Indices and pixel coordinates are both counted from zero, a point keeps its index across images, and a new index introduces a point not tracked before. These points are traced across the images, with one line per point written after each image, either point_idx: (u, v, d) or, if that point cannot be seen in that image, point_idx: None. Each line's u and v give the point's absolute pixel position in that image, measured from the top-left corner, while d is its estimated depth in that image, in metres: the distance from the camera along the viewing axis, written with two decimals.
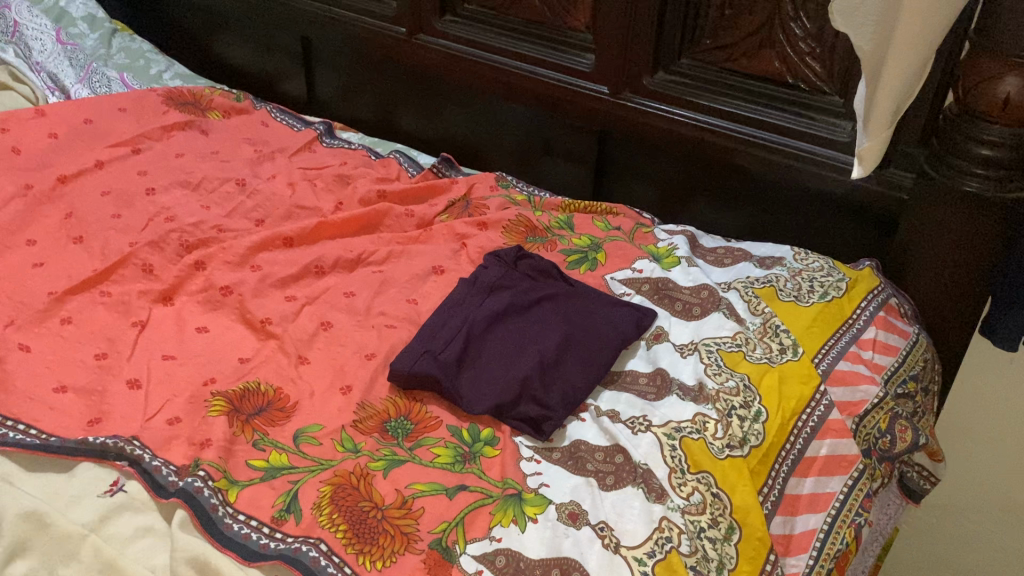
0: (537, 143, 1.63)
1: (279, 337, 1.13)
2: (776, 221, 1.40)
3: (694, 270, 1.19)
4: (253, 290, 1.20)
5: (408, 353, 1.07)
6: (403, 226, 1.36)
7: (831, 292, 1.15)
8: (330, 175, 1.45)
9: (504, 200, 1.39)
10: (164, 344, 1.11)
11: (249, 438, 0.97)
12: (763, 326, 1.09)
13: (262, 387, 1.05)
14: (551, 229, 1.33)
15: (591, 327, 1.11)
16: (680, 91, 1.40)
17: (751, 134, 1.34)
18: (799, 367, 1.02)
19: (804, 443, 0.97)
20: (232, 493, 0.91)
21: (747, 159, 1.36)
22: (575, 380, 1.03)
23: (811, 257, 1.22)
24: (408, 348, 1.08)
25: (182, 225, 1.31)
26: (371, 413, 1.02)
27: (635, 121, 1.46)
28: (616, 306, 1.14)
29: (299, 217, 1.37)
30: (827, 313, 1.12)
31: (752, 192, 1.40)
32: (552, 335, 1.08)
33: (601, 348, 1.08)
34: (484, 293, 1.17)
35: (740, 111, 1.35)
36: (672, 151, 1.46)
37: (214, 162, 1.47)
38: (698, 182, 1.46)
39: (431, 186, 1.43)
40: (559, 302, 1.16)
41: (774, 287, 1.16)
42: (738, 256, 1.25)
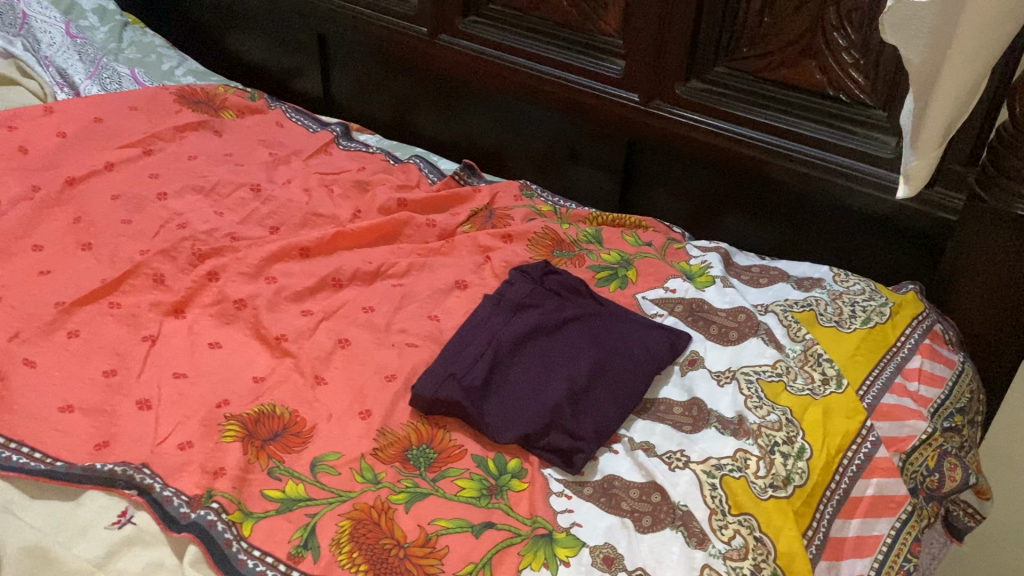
0: (561, 149, 1.58)
1: (295, 355, 1.08)
2: (811, 238, 1.35)
3: (730, 290, 1.14)
4: (268, 304, 1.15)
5: (431, 376, 1.02)
6: (424, 236, 1.30)
7: (874, 317, 1.10)
8: (348, 181, 1.40)
9: (528, 210, 1.34)
10: (176, 361, 1.06)
11: (265, 466, 0.93)
12: (804, 353, 1.04)
13: (278, 410, 1.00)
14: (578, 242, 1.27)
15: (624, 351, 1.05)
16: (714, 101, 1.35)
17: (790, 148, 1.29)
18: (844, 401, 0.97)
19: (849, 482, 0.92)
20: (247, 526, 0.86)
21: (785, 174, 1.31)
22: (607, 409, 0.98)
23: (851, 280, 1.17)
24: (431, 371, 1.03)
25: (195, 232, 1.26)
26: (392, 440, 0.97)
27: (666, 130, 1.40)
28: (649, 328, 1.09)
29: (316, 225, 1.32)
30: (870, 340, 1.07)
31: (788, 208, 1.35)
32: (583, 359, 1.03)
33: (634, 374, 1.03)
34: (510, 312, 1.12)
35: (777, 123, 1.30)
36: (704, 163, 1.41)
37: (228, 165, 1.41)
38: (731, 196, 1.41)
39: (453, 194, 1.37)
40: (589, 323, 1.10)
41: (815, 312, 1.11)
42: (774, 277, 1.20)
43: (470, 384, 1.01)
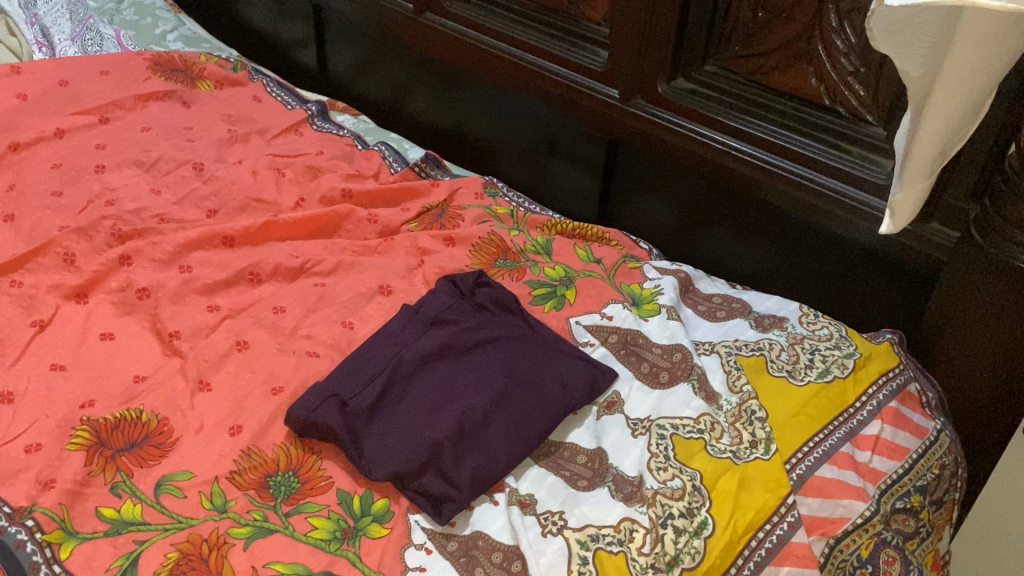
0: (544, 144, 1.45)
1: (184, 356, 1.00)
2: (797, 269, 1.19)
3: (672, 324, 1.00)
4: (172, 296, 1.07)
5: (312, 395, 0.92)
6: (364, 232, 1.20)
7: (833, 371, 0.95)
8: (301, 165, 1.31)
9: (482, 212, 1.22)
10: (58, 351, 1.00)
11: (109, 480, 0.85)
12: (737, 407, 0.90)
13: (145, 416, 0.92)
14: (525, 252, 1.15)
15: (533, 385, 0.93)
16: (700, 104, 1.20)
17: (778, 164, 1.13)
18: (768, 470, 0.83)
19: (752, 569, 0.78)
20: (66, 548, 0.78)
21: (772, 194, 1.15)
22: (497, 452, 0.86)
23: (820, 321, 1.02)
24: (314, 389, 0.93)
25: (120, 211, 1.19)
26: (257, 463, 0.88)
27: (646, 133, 1.26)
28: (571, 360, 0.97)
29: (255, 210, 1.23)
30: (823, 398, 0.92)
31: (774, 233, 1.19)
32: (484, 390, 0.92)
33: (539, 413, 0.90)
34: (424, 327, 1.01)
35: (764, 134, 1.14)
36: (688, 174, 1.26)
37: (179, 141, 1.34)
38: (714, 214, 1.26)
39: (405, 187, 1.27)
40: (505, 347, 0.98)
41: (764, 358, 0.96)
42: (734, 309, 1.05)
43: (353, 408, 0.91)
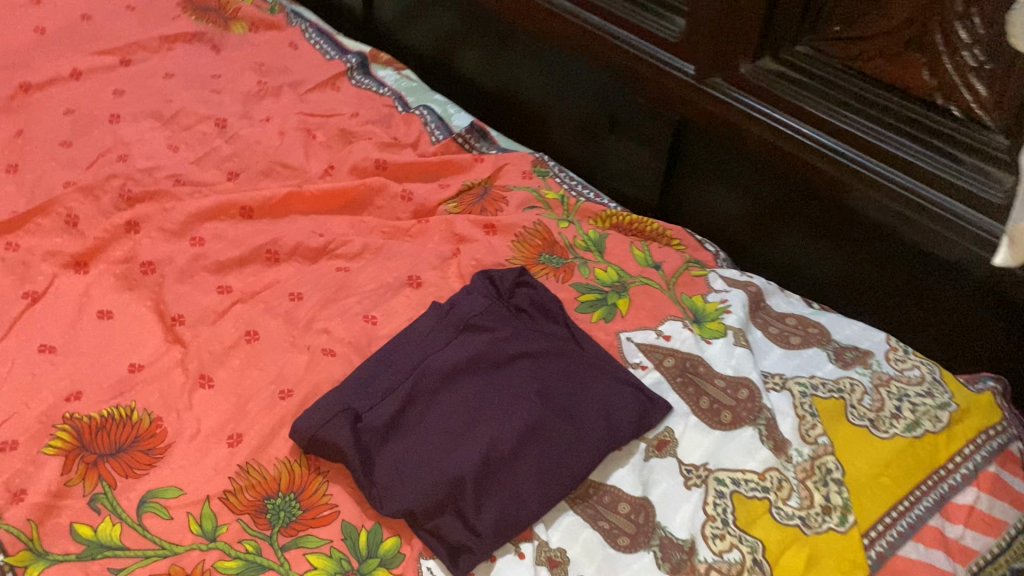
0: (603, 116, 1.30)
1: (186, 345, 0.90)
2: (884, 286, 1.05)
3: (739, 351, 0.87)
4: (178, 273, 0.96)
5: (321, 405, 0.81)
6: (396, 211, 1.08)
7: (924, 424, 0.82)
8: (333, 128, 1.19)
9: (528, 196, 1.09)
10: (49, 329, 0.90)
11: (88, 491, 0.75)
12: (810, 462, 0.77)
13: (137, 415, 0.82)
14: (574, 248, 1.01)
15: (573, 414, 0.81)
16: (786, 91, 1.05)
17: (877, 169, 0.97)
18: (842, 545, 0.72)
19: None
20: (32, 572, 0.69)
21: (866, 204, 1.00)
22: (527, 496, 0.75)
23: (910, 360, 0.88)
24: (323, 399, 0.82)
25: (131, 169, 1.08)
26: (256, 482, 0.78)
27: (720, 117, 1.11)
28: (618, 385, 0.84)
29: (279, 177, 1.11)
30: (909, 457, 0.79)
31: (862, 244, 1.04)
32: (517, 416, 0.79)
33: (578, 450, 0.78)
34: (455, 333, 0.89)
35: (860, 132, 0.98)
36: (768, 168, 1.11)
37: (203, 93, 1.23)
38: (794, 214, 1.11)
39: (445, 161, 1.14)
40: (544, 363, 0.86)
41: (844, 402, 0.83)
42: (810, 338, 0.91)
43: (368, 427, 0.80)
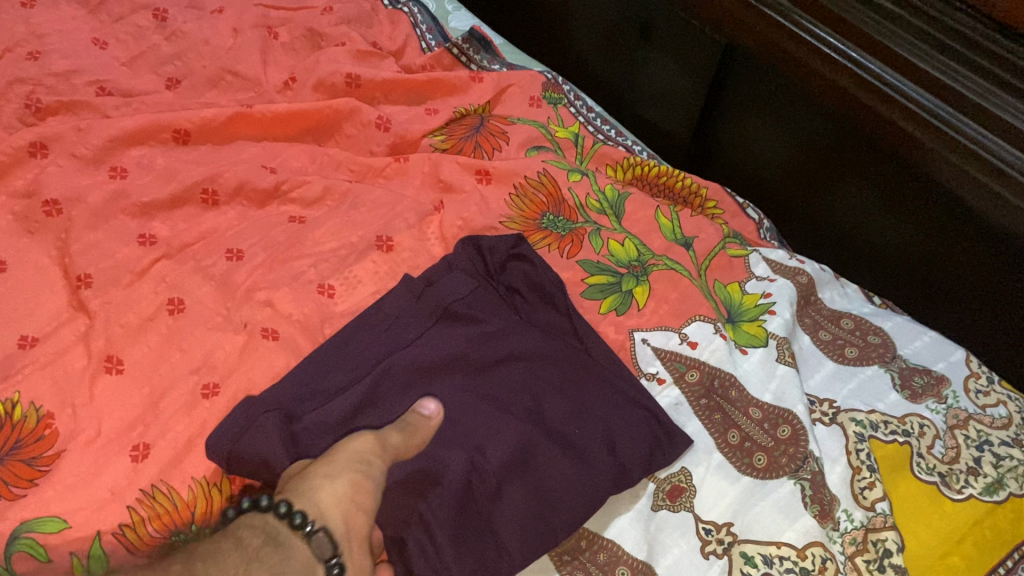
0: (635, 24, 1.06)
1: (92, 316, 0.72)
2: (961, 280, 0.83)
3: (782, 370, 0.70)
4: (91, 216, 0.77)
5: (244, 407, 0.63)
6: (369, 142, 0.88)
7: (1008, 485, 0.65)
8: (299, 28, 0.97)
9: (533, 133, 0.89)
10: None
11: None
12: (861, 533, 0.61)
13: (21, 412, 0.66)
14: (585, 209, 0.83)
15: (572, 441, 0.63)
16: (864, 20, 0.85)
17: (967, 131, 0.76)
18: None
19: None
20: None
21: (948, 176, 0.78)
22: (505, 547, 0.58)
23: (994, 394, 0.71)
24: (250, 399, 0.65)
25: (42, 71, 0.86)
26: (162, 513, 0.62)
27: (780, 49, 0.90)
28: (634, 405, 0.66)
29: (228, 88, 0.91)
30: (987, 531, 0.62)
31: (937, 224, 0.82)
32: (496, 436, 0.61)
33: (577, 491, 0.60)
34: (432, 317, 0.71)
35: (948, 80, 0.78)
36: (830, 116, 0.89)
37: None
38: (855, 171, 0.89)
39: (434, 79, 0.93)
40: (539, 369, 0.68)
41: (909, 449, 0.66)
42: (870, 352, 0.74)
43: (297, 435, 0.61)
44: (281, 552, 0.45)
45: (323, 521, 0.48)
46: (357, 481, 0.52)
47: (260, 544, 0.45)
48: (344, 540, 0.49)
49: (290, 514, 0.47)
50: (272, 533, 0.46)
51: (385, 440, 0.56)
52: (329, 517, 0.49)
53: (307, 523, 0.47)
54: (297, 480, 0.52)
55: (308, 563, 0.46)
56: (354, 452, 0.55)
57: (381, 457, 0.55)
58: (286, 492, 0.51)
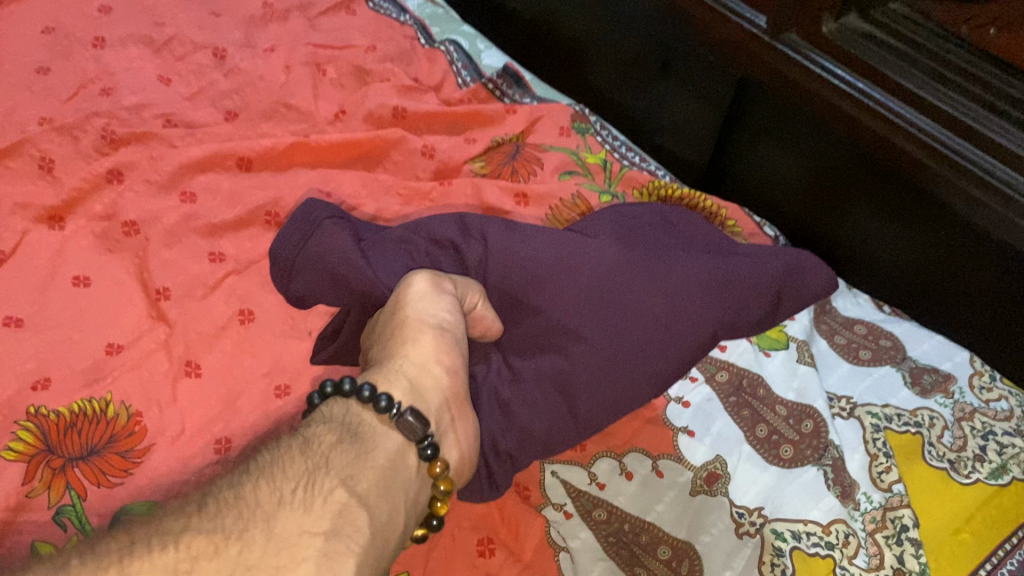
0: (654, 60, 1.15)
1: (171, 325, 0.79)
2: (955, 282, 0.90)
3: (802, 370, 0.77)
4: (166, 236, 0.84)
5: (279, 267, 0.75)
6: (415, 168, 0.96)
7: (1012, 469, 0.71)
8: (347, 64, 1.05)
9: (567, 158, 0.97)
10: (18, 298, 0.79)
11: (53, 502, 0.66)
12: (880, 512, 0.67)
13: (113, 410, 0.72)
14: None
15: (668, 281, 0.72)
16: (870, 53, 0.92)
17: (977, 160, 0.83)
18: None
19: None
20: None
21: (951, 196, 0.85)
22: (578, 406, 0.68)
23: (996, 389, 0.77)
24: (295, 234, 0.75)
25: (115, 106, 0.95)
26: None
27: (787, 78, 0.98)
28: (766, 259, 0.77)
29: (283, 120, 0.98)
30: (994, 510, 0.69)
31: (936, 234, 0.90)
32: (542, 311, 0.70)
33: (683, 324, 0.70)
34: (472, 245, 0.74)
35: (959, 112, 0.85)
36: (841, 137, 0.95)
37: (200, 14, 1.08)
38: (830, 156, 0.98)
39: (473, 111, 1.01)
40: (612, 277, 0.71)
41: (920, 439, 0.73)
42: (883, 353, 0.80)
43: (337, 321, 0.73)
44: (361, 446, 0.51)
45: (409, 403, 0.56)
46: (441, 343, 0.61)
47: (338, 444, 0.51)
48: (442, 409, 0.59)
49: (375, 398, 0.54)
50: (356, 425, 0.53)
51: (441, 287, 0.65)
52: (419, 396, 0.57)
53: (393, 406, 0.54)
54: (380, 357, 0.60)
55: (402, 445, 0.54)
56: (428, 305, 0.63)
57: (453, 313, 0.64)
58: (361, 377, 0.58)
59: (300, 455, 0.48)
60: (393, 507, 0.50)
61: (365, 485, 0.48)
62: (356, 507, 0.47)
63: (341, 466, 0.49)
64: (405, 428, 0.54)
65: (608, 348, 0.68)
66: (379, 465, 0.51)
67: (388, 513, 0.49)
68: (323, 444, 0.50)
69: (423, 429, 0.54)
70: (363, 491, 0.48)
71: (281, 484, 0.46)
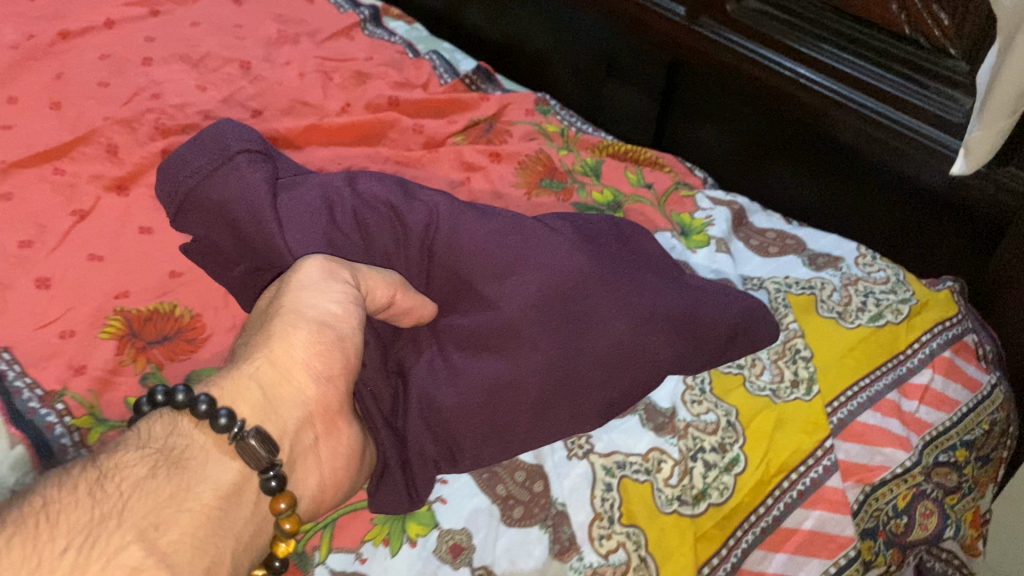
0: (601, 63, 1.38)
1: None
2: (856, 205, 1.13)
3: (721, 256, 0.97)
4: None
5: (167, 180, 0.84)
6: (408, 142, 1.18)
7: (887, 315, 0.90)
8: (348, 70, 1.28)
9: (531, 128, 1.19)
10: (97, 241, 0.99)
11: (139, 370, 0.85)
12: (782, 344, 0.86)
13: (179, 311, 0.91)
14: (572, 173, 1.12)
15: (627, 304, 0.75)
16: (769, 27, 1.13)
17: (859, 101, 1.05)
18: (808, 412, 0.80)
19: (782, 510, 0.76)
20: (94, 434, 0.79)
21: (841, 131, 1.08)
22: (513, 417, 0.72)
23: (877, 264, 0.97)
24: (200, 157, 0.84)
25: (165, 105, 1.17)
26: None
27: (707, 56, 1.21)
28: (725, 302, 0.81)
29: (300, 113, 1.21)
30: (872, 343, 0.88)
31: (837, 169, 1.12)
32: (496, 308, 0.75)
33: (636, 356, 0.75)
34: (415, 211, 0.80)
35: (844, 67, 1.05)
36: (756, 104, 1.19)
37: (228, 38, 1.32)
38: (744, 124, 1.22)
39: (453, 99, 1.23)
40: (556, 288, 0.76)
41: (814, 298, 0.92)
42: (788, 247, 1.01)
43: (209, 246, 0.83)
44: (172, 487, 0.51)
45: (255, 423, 0.58)
46: (316, 340, 0.63)
47: (144, 479, 0.50)
48: (303, 426, 0.61)
49: (213, 415, 0.56)
50: (179, 450, 0.54)
51: (333, 275, 0.68)
52: (274, 411, 0.60)
53: (235, 426, 0.56)
54: (248, 350, 0.63)
55: (243, 470, 0.56)
56: (317, 297, 0.66)
57: (344, 302, 0.66)
58: (204, 386, 0.59)
59: (86, 503, 0.47)
60: (207, 555, 0.50)
61: (164, 537, 0.48)
62: (151, 566, 0.46)
63: (139, 512, 0.48)
64: (249, 453, 0.56)
65: (547, 365, 0.73)
66: (194, 508, 0.51)
67: (199, 564, 0.49)
68: (122, 482, 0.50)
69: (266, 458, 0.56)
70: (159, 546, 0.47)
71: (46, 542, 0.44)
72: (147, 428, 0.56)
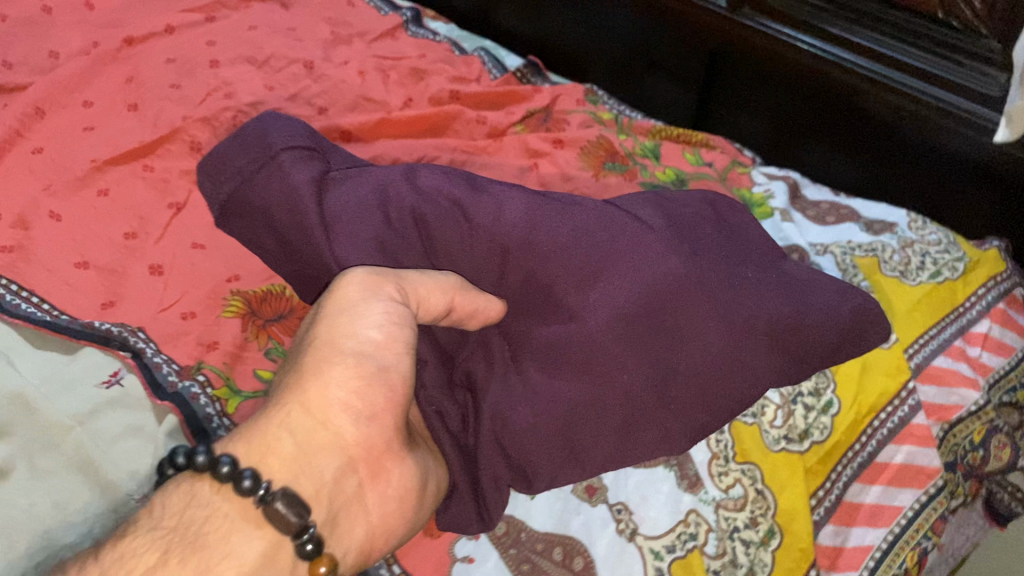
0: (639, 57, 1.46)
1: None
2: (897, 176, 1.22)
3: (786, 225, 1.04)
4: None
5: (214, 181, 0.89)
6: (473, 133, 1.24)
7: (944, 272, 0.99)
8: (405, 67, 1.34)
9: (587, 117, 1.27)
10: (196, 229, 1.03)
11: (262, 346, 0.93)
12: None
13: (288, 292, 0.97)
14: (633, 156, 1.19)
15: (729, 316, 0.78)
16: (812, 14, 1.19)
17: (899, 83, 1.13)
18: (889, 359, 0.89)
19: (876, 446, 0.87)
20: (232, 404, 0.87)
21: (880, 109, 1.16)
22: (594, 443, 0.75)
23: (928, 229, 1.05)
24: (247, 155, 0.88)
25: (240, 103, 1.22)
26: None
27: (748, 42, 1.27)
28: (834, 306, 0.83)
29: (366, 109, 1.27)
30: (934, 298, 0.96)
31: (876, 145, 1.22)
32: (585, 323, 0.76)
33: (734, 375, 0.77)
34: (483, 207, 0.81)
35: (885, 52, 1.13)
36: (796, 89, 1.27)
37: (285, 40, 1.38)
38: (784, 106, 1.31)
39: (509, 92, 1.30)
40: (635, 301, 0.77)
41: (878, 259, 1.00)
42: (844, 215, 1.09)
43: (254, 243, 0.86)
44: (198, 563, 0.50)
45: (280, 483, 0.56)
46: (355, 375, 0.61)
47: (161, 560, 0.49)
48: (344, 475, 0.60)
49: (237, 478, 0.54)
50: (199, 522, 0.53)
51: (377, 292, 0.66)
52: (311, 463, 0.58)
53: (260, 489, 0.54)
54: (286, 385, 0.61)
55: (275, 536, 0.55)
56: (356, 324, 0.63)
57: (385, 328, 0.64)
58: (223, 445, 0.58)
59: None
60: None
61: None
62: None
63: None
64: (277, 519, 0.54)
65: (631, 391, 0.75)
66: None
67: None
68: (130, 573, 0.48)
69: (297, 523, 0.55)
70: None
71: None
72: (164, 498, 0.54)
